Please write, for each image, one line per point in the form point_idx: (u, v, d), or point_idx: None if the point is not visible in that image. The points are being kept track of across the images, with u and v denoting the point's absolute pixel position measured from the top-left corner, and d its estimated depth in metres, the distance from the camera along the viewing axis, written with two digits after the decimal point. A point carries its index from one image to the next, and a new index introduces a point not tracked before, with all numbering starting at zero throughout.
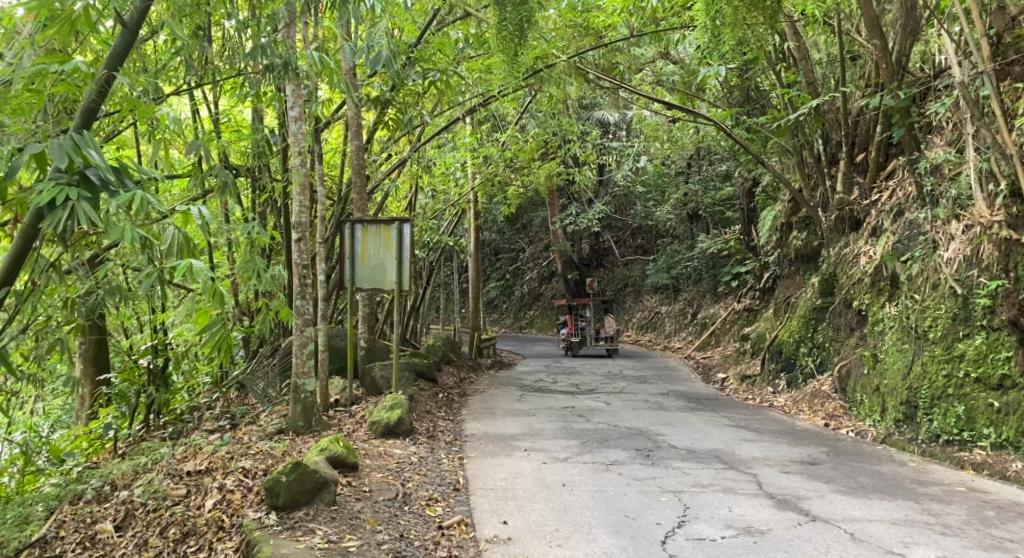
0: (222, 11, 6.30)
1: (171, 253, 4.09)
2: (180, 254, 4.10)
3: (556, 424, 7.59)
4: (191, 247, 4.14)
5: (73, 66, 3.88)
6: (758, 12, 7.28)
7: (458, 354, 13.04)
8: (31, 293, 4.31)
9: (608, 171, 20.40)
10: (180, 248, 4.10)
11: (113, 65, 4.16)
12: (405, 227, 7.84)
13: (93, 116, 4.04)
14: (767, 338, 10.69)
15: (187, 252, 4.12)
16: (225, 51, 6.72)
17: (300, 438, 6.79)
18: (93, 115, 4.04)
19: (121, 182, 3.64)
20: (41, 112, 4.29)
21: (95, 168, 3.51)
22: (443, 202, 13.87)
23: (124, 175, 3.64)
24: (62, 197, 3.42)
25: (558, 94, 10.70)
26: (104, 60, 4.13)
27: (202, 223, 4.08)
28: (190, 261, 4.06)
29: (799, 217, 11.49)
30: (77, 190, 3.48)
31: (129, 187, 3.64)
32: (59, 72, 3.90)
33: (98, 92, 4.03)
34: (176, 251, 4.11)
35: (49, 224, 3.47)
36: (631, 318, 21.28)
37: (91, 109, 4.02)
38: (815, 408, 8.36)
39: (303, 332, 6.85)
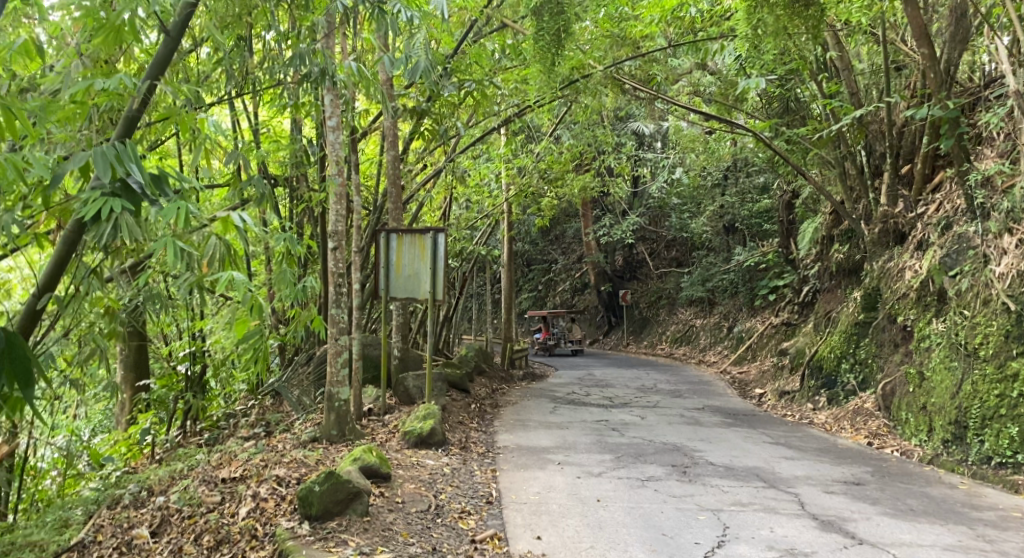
0: (263, 22, 6.33)
1: (212, 261, 4.10)
2: (221, 261, 4.11)
3: (591, 437, 7.48)
4: (231, 254, 4.16)
5: (115, 78, 3.89)
6: (800, 21, 7.17)
7: (491, 365, 12.98)
8: (73, 299, 4.34)
9: (643, 182, 20.28)
10: (222, 255, 4.12)
11: (155, 73, 4.13)
12: (440, 236, 7.81)
13: (135, 126, 4.01)
14: (806, 353, 10.47)
15: (227, 258, 4.13)
16: (265, 61, 6.75)
17: (334, 447, 6.76)
18: (135, 126, 4.01)
19: (162, 191, 3.61)
20: (86, 122, 4.33)
21: (137, 177, 3.47)
22: (477, 212, 13.87)
23: (166, 184, 3.61)
24: (106, 208, 3.40)
25: (593, 105, 10.64)
26: (146, 69, 4.10)
27: (244, 231, 4.07)
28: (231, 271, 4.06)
29: (841, 230, 11.27)
30: (120, 201, 3.45)
31: (171, 196, 3.61)
32: (103, 83, 3.91)
33: (141, 102, 4.00)
34: (217, 258, 4.12)
35: (93, 235, 3.46)
36: (664, 332, 20.76)
37: (133, 119, 3.98)
38: (857, 426, 8.14)
39: (338, 341, 6.83)
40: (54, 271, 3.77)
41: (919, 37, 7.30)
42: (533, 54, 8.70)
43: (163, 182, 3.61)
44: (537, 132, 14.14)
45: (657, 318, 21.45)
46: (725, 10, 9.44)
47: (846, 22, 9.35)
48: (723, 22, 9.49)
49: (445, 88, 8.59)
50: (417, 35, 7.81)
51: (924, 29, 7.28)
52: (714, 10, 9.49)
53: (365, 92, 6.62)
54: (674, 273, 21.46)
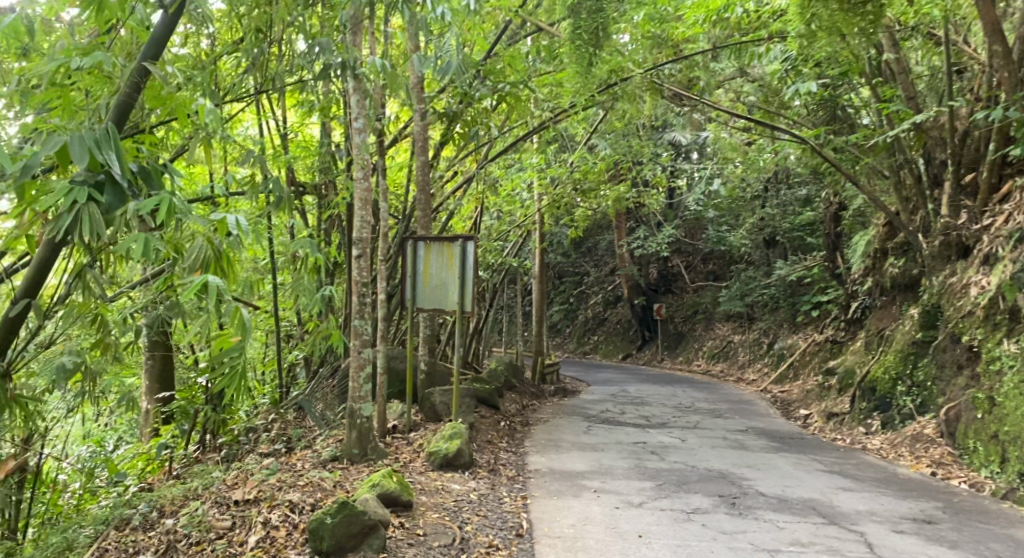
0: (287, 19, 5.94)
1: (192, 265, 3.57)
2: (205, 267, 3.57)
3: (628, 462, 6.97)
4: (218, 257, 3.62)
5: (96, 62, 3.47)
6: (858, 18, 6.64)
7: (522, 380, 12.47)
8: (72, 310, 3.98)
9: (680, 193, 19.74)
10: (206, 259, 3.62)
11: (153, 54, 3.77)
12: (470, 244, 7.36)
13: (129, 112, 3.70)
14: (857, 374, 9.86)
15: (212, 264, 3.60)
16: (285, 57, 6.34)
17: (355, 467, 6.29)
18: (128, 112, 3.70)
19: (146, 183, 3.35)
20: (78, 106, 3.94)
21: (117, 168, 3.10)
22: (508, 223, 13.43)
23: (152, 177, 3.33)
24: (70, 199, 3.04)
25: (632, 113, 9.88)
26: (142, 50, 3.74)
27: (236, 233, 3.64)
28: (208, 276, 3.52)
29: (896, 243, 10.61)
30: (89, 192, 3.08)
31: (156, 191, 3.33)
32: (83, 66, 3.48)
33: (135, 85, 3.67)
34: (199, 262, 3.60)
35: (54, 228, 3.09)
36: (700, 347, 20.01)
37: (126, 105, 3.66)
38: (918, 454, 7.53)
39: (360, 354, 6.39)
40: (35, 277, 3.52)
41: (993, 32, 6.75)
42: (567, 55, 8.34)
43: (149, 175, 3.36)
44: (570, 140, 13.66)
45: (694, 333, 20.73)
46: (775, 10, 8.82)
47: (903, 23, 8.79)
48: (770, 22, 8.89)
49: (474, 89, 8.06)
50: (447, 33, 7.41)
51: (1000, 24, 6.73)
52: (762, 9, 8.88)
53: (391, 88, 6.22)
54: (711, 287, 20.88)
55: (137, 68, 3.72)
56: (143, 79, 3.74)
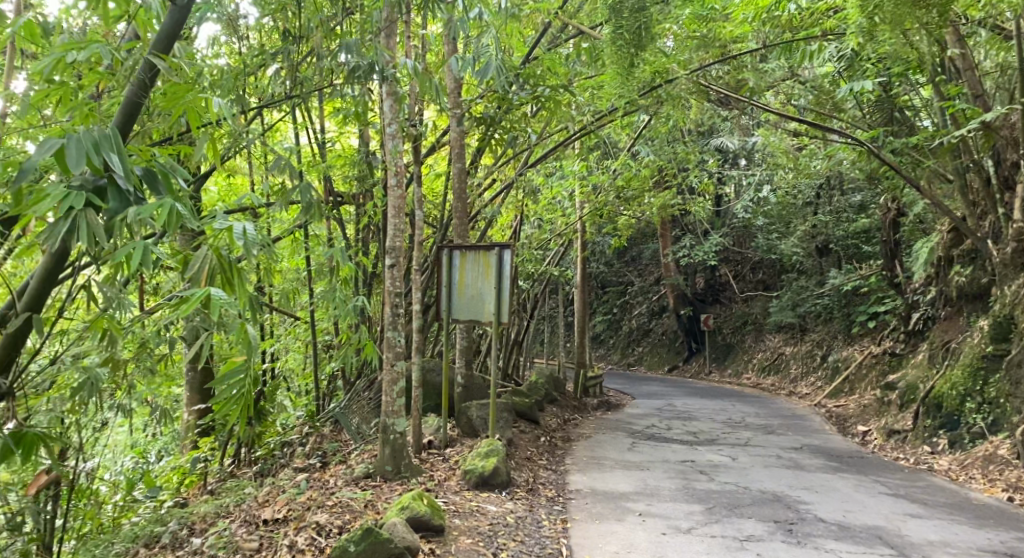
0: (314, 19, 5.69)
1: (196, 275, 3.37)
2: (210, 277, 3.36)
3: (675, 482, 6.57)
4: (225, 267, 3.40)
5: (93, 52, 3.38)
6: (925, 8, 6.17)
7: (564, 393, 12.11)
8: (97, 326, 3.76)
9: (727, 201, 19.22)
10: (212, 269, 3.36)
11: (161, 48, 3.57)
12: (506, 253, 7.07)
13: (137, 113, 3.45)
14: (920, 389, 9.30)
15: (219, 274, 3.40)
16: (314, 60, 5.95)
17: (388, 485, 5.97)
18: (136, 113, 3.46)
19: (152, 187, 3.16)
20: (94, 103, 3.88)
21: (117, 170, 2.95)
22: (549, 231, 13.11)
23: (158, 181, 3.17)
24: (64, 205, 2.88)
25: (676, 117, 9.43)
26: (150, 45, 3.54)
27: (246, 243, 3.40)
28: (210, 288, 3.31)
29: (962, 250, 10.02)
30: (85, 197, 2.93)
31: (162, 196, 3.14)
32: (80, 59, 3.40)
33: (141, 83, 3.46)
34: (204, 273, 3.40)
35: (49, 236, 2.94)
36: (750, 359, 19.40)
37: (133, 105, 3.42)
38: (991, 477, 7.02)
39: (394, 367, 6.11)
40: (39, 289, 3.41)
41: None
42: (609, 59, 8.03)
43: (155, 179, 3.17)
44: (613, 147, 13.31)
45: (743, 344, 20.11)
46: (831, 7, 8.32)
47: (970, 17, 8.29)
48: (826, 20, 8.40)
49: (512, 93, 7.70)
50: (484, 34, 7.14)
51: None
52: (818, 7, 8.33)
53: (424, 92, 5.94)
54: (760, 298, 20.26)
55: (145, 64, 3.52)
56: (151, 77, 3.53)
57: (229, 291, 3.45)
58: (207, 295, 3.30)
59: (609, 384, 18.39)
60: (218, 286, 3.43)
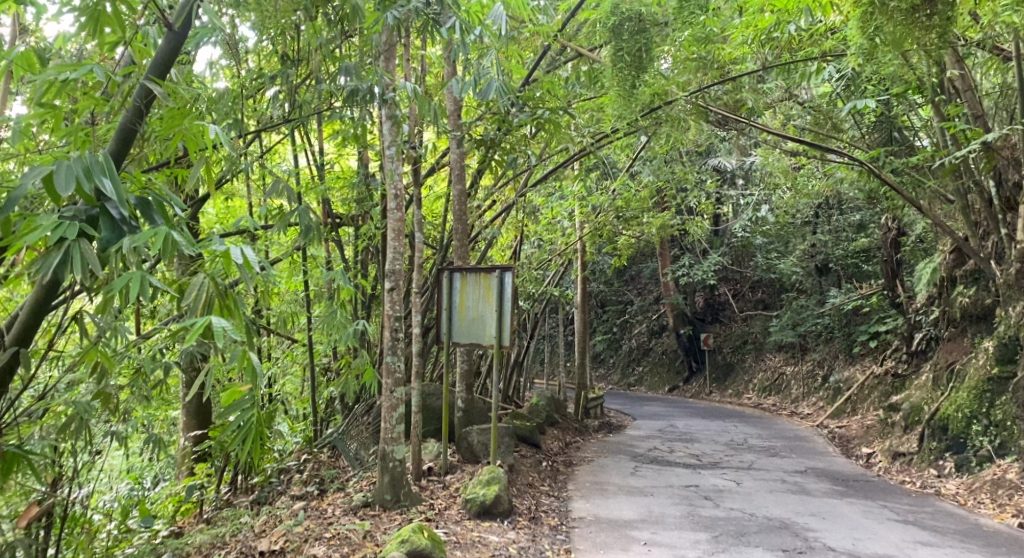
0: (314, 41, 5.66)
1: (194, 304, 3.27)
2: (208, 305, 3.27)
3: (680, 509, 6.45)
4: (223, 295, 3.32)
5: (88, 73, 3.27)
6: (930, 30, 6.09)
7: (565, 415, 11.99)
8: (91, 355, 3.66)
9: (726, 221, 19.21)
10: (211, 296, 3.27)
11: (158, 73, 3.49)
12: (507, 275, 6.98)
13: (131, 140, 3.37)
14: (924, 411, 9.21)
15: (216, 302, 3.31)
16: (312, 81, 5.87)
17: (387, 514, 5.84)
18: (131, 140, 3.38)
19: (147, 216, 3.08)
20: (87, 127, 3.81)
21: (110, 196, 2.87)
22: (549, 251, 13.03)
23: (153, 209, 3.08)
24: (57, 235, 2.80)
25: (677, 137, 9.33)
26: (146, 71, 3.45)
27: (245, 267, 3.33)
28: (210, 317, 3.21)
29: (965, 270, 9.97)
30: (77, 227, 2.85)
31: (157, 224, 3.06)
32: (74, 81, 3.29)
33: (137, 109, 3.36)
34: (201, 301, 3.32)
35: (41, 268, 2.85)
36: (750, 379, 19.28)
37: (128, 132, 3.34)
38: (1000, 502, 6.95)
39: (393, 393, 6.00)
40: (28, 322, 3.33)
41: None
42: (609, 81, 8.01)
43: (150, 208, 3.09)
44: (612, 167, 13.28)
45: (743, 364, 19.99)
46: (829, 27, 8.26)
47: (970, 38, 8.27)
48: (825, 40, 8.34)
49: (512, 114, 7.53)
50: (485, 55, 7.07)
51: None
52: (817, 28, 8.24)
53: (425, 115, 5.88)
54: (760, 316, 20.18)
55: (141, 88, 3.42)
56: (145, 103, 3.43)
57: (228, 319, 3.36)
58: (207, 323, 3.20)
59: (609, 404, 18.27)
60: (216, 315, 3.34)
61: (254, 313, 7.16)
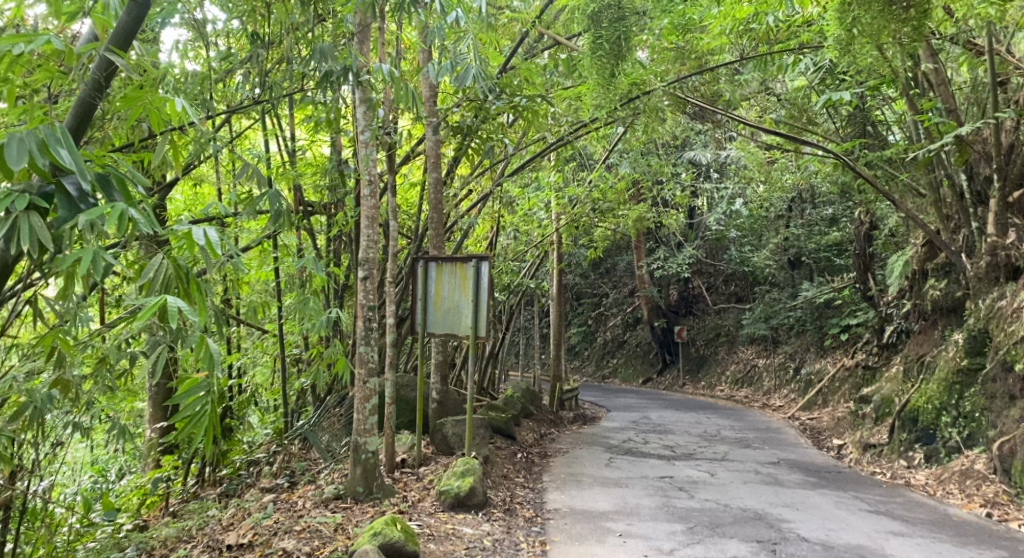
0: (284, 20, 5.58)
1: (153, 285, 3.18)
2: (167, 286, 3.16)
3: (655, 500, 6.43)
4: (184, 278, 3.23)
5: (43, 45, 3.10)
6: (906, 22, 6.11)
7: (540, 407, 11.95)
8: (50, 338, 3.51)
9: (700, 213, 19.31)
10: (169, 279, 3.18)
11: (120, 45, 3.32)
12: (484, 265, 6.91)
13: (90, 114, 3.28)
14: (895, 402, 9.30)
15: (176, 285, 3.23)
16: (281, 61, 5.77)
17: (359, 507, 5.75)
18: (90, 113, 3.29)
19: (106, 192, 2.96)
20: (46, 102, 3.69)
21: (68, 170, 2.76)
22: (525, 243, 12.97)
23: (113, 185, 2.96)
24: (6, 206, 2.69)
25: (654, 128, 9.31)
26: (107, 41, 3.33)
27: (208, 249, 3.22)
28: (165, 297, 3.09)
29: (936, 263, 10.09)
30: (31, 199, 2.75)
31: (116, 201, 2.94)
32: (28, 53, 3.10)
33: (96, 83, 3.25)
34: (161, 282, 3.21)
35: None
36: (723, 371, 19.39)
37: (87, 106, 3.25)
38: (969, 492, 7.03)
39: (366, 384, 5.90)
40: None
41: None
42: (587, 70, 8.00)
43: (110, 185, 2.98)
44: (588, 159, 13.25)
45: (716, 356, 20.09)
46: (806, 19, 8.28)
47: (944, 33, 8.35)
48: (802, 32, 8.38)
49: (489, 101, 7.47)
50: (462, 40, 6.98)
51: None
52: (795, 20, 8.27)
53: (401, 99, 5.78)
54: (733, 309, 20.31)
55: (101, 61, 3.28)
56: (106, 76, 3.32)
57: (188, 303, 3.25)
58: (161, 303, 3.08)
59: (583, 396, 18.26)
60: (176, 296, 3.24)
61: (223, 302, 7.02)
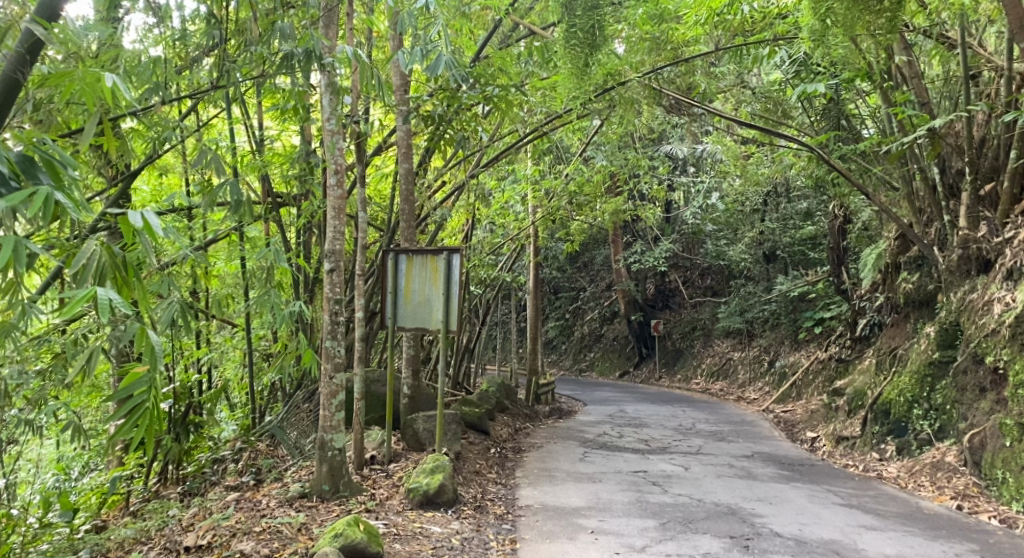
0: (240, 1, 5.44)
1: (86, 272, 3.30)
2: (100, 276, 3.32)
3: (628, 495, 6.38)
4: (117, 267, 3.37)
5: None
6: (878, 14, 6.06)
7: (515, 401, 11.88)
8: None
9: (677, 207, 19.31)
10: (102, 269, 3.32)
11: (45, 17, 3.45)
12: (455, 258, 6.80)
13: (16, 90, 3.32)
14: (868, 395, 9.32)
15: (111, 275, 3.37)
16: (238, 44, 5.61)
17: (325, 506, 5.64)
18: (15, 90, 3.33)
19: (31, 175, 2.91)
20: None
21: None
22: (501, 236, 12.86)
23: (35, 168, 2.92)
24: None
25: (629, 120, 9.20)
26: (31, 13, 3.48)
27: (144, 235, 3.31)
28: (97, 288, 3.21)
29: (909, 256, 10.12)
30: None
31: (41, 184, 2.90)
32: None
33: (20, 55, 3.32)
34: (95, 270, 3.34)
35: None
36: (699, 364, 19.42)
37: (13, 81, 3.30)
38: (939, 485, 7.04)
39: (333, 380, 5.77)
40: None
41: (1019, 30, 6.40)
42: (561, 60, 7.91)
43: (35, 167, 2.93)
44: (565, 151, 13.15)
45: (692, 350, 20.14)
46: (781, 10, 8.24)
47: (918, 26, 8.35)
48: (776, 24, 8.33)
49: (462, 91, 7.32)
50: (433, 27, 6.81)
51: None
52: (769, 11, 8.24)
53: (368, 84, 5.61)
54: (709, 303, 20.34)
55: (26, 35, 3.36)
56: (30, 49, 3.37)
57: (126, 292, 3.41)
58: (94, 295, 3.19)
59: (560, 390, 18.23)
60: (111, 284, 3.38)
61: (188, 295, 6.87)
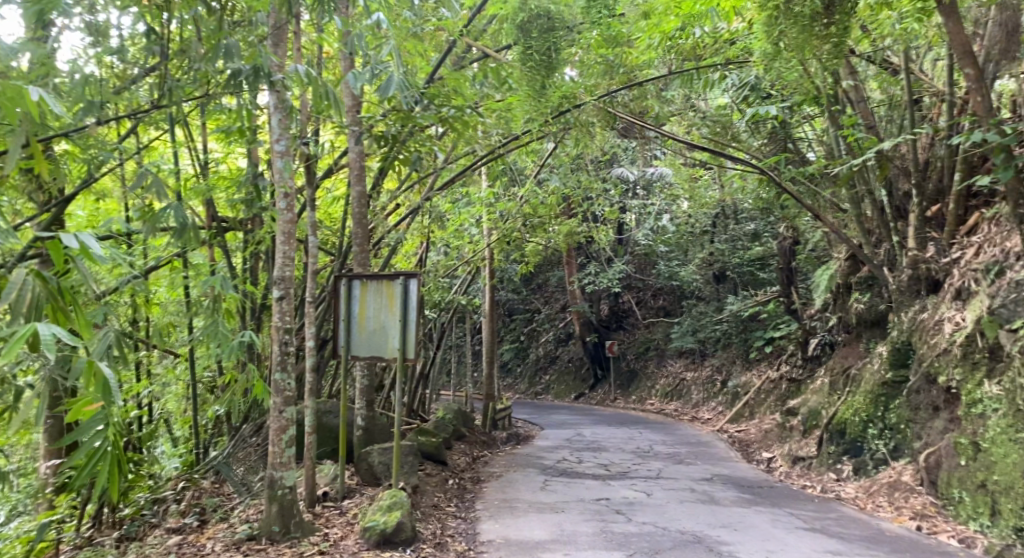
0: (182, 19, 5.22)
1: (18, 305, 3.16)
2: (35, 307, 3.18)
3: (592, 525, 6.24)
4: (52, 294, 3.25)
5: None
6: (825, 36, 6.09)
7: (471, 427, 11.64)
8: None
9: (628, 228, 19.36)
10: (38, 300, 3.20)
11: None
12: (411, 283, 6.57)
13: None
14: (823, 414, 9.36)
15: (46, 304, 3.24)
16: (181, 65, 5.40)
17: (275, 548, 5.36)
18: None
19: None
20: None
21: None
22: (455, 259, 12.65)
23: None
24: None
25: (583, 142, 9.11)
26: None
27: (82, 254, 3.19)
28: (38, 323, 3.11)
29: (859, 277, 10.26)
30: None
31: None
32: None
33: None
34: (30, 301, 3.20)
35: None
36: (654, 385, 19.43)
37: None
38: (897, 505, 7.06)
39: (283, 414, 5.52)
40: None
41: (963, 55, 6.44)
42: (517, 82, 7.86)
43: None
44: (518, 173, 13.03)
45: (646, 370, 20.16)
46: (732, 36, 8.30)
47: (864, 51, 8.49)
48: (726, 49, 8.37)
49: (416, 112, 7.15)
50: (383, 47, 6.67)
51: (969, 46, 6.46)
52: (720, 35, 8.27)
53: (319, 100, 5.42)
54: (662, 323, 20.41)
55: None
56: None
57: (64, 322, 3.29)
58: (34, 330, 3.08)
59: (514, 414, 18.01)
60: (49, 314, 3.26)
61: (127, 325, 6.56)
